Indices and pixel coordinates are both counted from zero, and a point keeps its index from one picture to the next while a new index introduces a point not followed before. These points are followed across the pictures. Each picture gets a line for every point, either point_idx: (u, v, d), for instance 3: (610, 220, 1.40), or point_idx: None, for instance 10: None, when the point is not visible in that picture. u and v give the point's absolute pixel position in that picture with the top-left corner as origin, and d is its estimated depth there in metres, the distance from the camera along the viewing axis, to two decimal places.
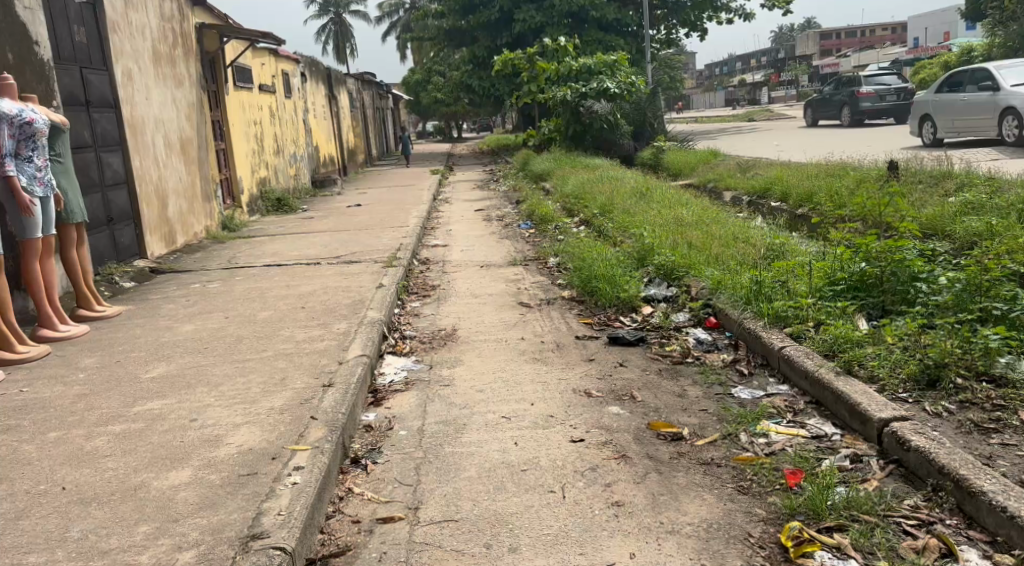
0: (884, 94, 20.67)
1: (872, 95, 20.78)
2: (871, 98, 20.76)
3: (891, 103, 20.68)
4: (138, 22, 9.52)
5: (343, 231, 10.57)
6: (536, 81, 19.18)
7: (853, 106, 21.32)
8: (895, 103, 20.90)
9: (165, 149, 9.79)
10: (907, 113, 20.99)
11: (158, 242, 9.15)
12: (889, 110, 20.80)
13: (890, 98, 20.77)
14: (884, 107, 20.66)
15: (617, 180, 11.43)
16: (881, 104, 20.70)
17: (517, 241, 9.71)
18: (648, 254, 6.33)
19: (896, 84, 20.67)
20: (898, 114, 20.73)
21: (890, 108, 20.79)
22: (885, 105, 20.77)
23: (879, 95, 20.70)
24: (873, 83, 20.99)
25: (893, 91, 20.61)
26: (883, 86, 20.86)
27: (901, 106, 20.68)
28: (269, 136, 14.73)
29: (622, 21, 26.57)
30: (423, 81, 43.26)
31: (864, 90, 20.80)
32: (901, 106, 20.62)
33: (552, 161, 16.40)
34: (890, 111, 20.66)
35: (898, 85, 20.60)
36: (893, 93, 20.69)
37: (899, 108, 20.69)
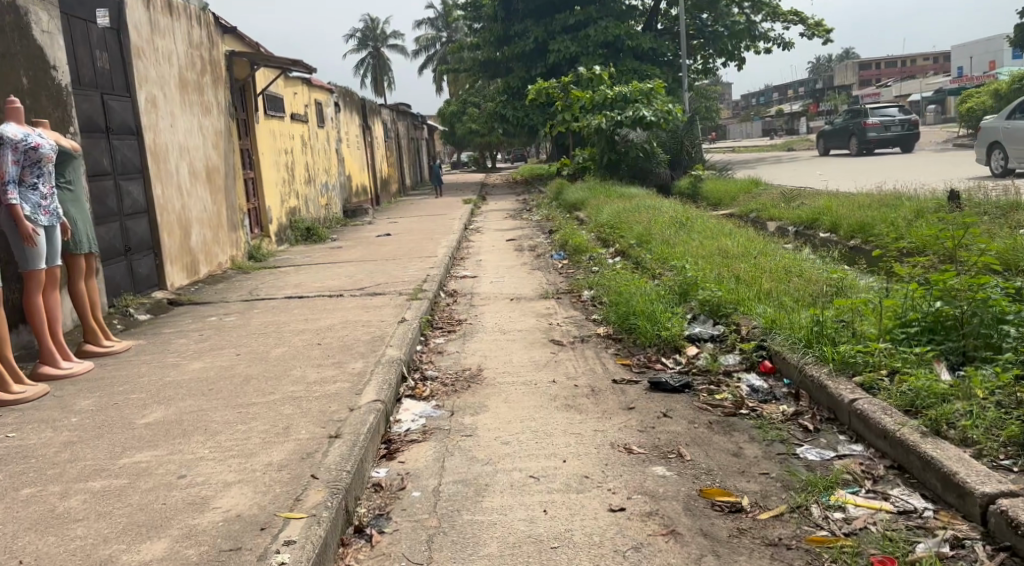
0: (889, 124, 21.49)
1: (877, 125, 21.64)
2: (877, 128, 21.60)
3: (897, 133, 21.47)
4: (165, 49, 9.29)
5: (370, 262, 10.22)
6: (571, 109, 18.88)
7: (860, 137, 22.20)
8: (900, 132, 21.65)
9: (190, 178, 9.52)
10: (912, 141, 21.77)
11: (180, 273, 8.84)
12: (895, 140, 21.59)
13: (895, 128, 21.54)
14: (889, 136, 21.40)
15: (655, 209, 10.99)
16: (886, 133, 21.52)
17: (550, 273, 9.29)
18: (692, 289, 5.87)
19: (900, 115, 21.49)
20: (903, 143, 21.51)
21: (896, 138, 21.60)
22: (890, 135, 21.56)
23: (884, 125, 21.53)
24: (880, 114, 21.84)
25: (898, 121, 21.41)
26: (889, 116, 21.64)
27: (906, 135, 21.46)
28: (299, 166, 14.50)
29: (658, 51, 26.24)
30: (458, 113, 43.33)
31: (870, 121, 21.63)
32: (906, 135, 21.39)
33: (586, 189, 16.03)
34: (896, 141, 21.43)
35: (903, 116, 21.39)
36: (898, 123, 21.48)
37: (904, 137, 21.47)
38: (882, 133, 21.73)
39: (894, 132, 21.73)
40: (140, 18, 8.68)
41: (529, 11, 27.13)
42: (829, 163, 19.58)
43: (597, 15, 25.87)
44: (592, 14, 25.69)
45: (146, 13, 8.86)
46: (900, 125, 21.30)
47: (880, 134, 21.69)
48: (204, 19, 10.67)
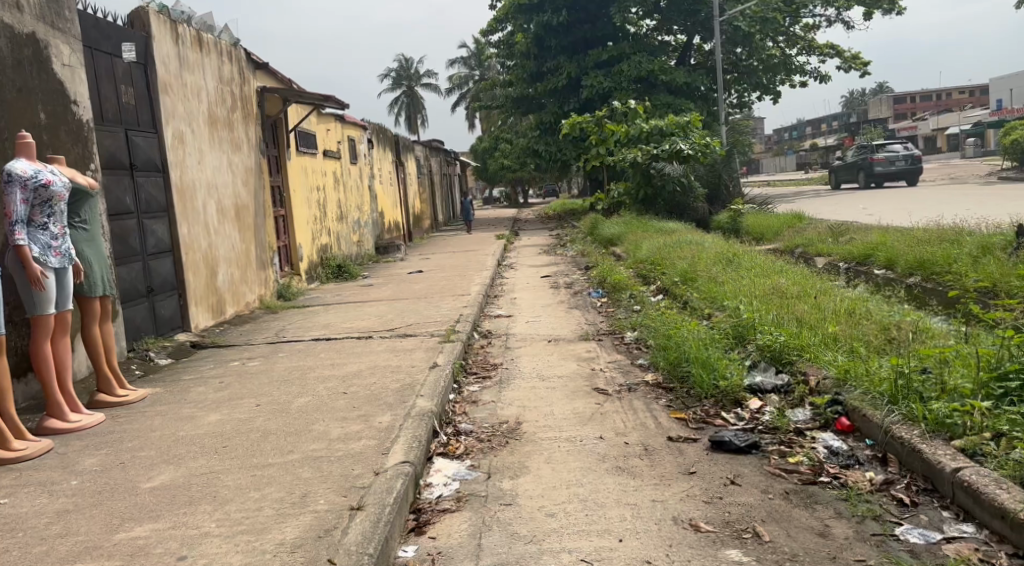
0: (895, 159, 22.28)
1: (884, 160, 22.43)
2: (883, 163, 22.40)
3: (902, 167, 22.24)
4: (194, 85, 9.04)
5: (401, 301, 9.85)
6: (605, 142, 18.53)
7: (868, 171, 23.02)
8: (906, 167, 22.36)
9: (218, 216, 9.25)
10: (918, 176, 22.43)
11: (205, 313, 8.53)
12: (901, 174, 22.35)
13: (900, 163, 22.30)
14: (894, 170, 22.19)
15: (696, 244, 10.53)
16: (892, 168, 22.30)
17: (589, 312, 8.85)
18: (748, 333, 5.44)
19: (905, 150, 22.28)
20: (909, 176, 22.25)
21: (901, 172, 22.30)
22: (897, 169, 22.34)
23: (890, 160, 22.35)
24: (886, 149, 22.66)
25: (903, 156, 22.15)
26: (895, 152, 22.42)
27: (910, 169, 22.18)
28: (331, 202, 14.25)
29: (693, 85, 25.88)
30: (490, 149, 43.28)
31: (876, 156, 22.47)
32: (911, 169, 22.15)
33: (622, 224, 15.62)
34: (902, 175, 22.20)
35: (907, 151, 22.14)
36: (903, 158, 22.23)
37: (909, 171, 22.22)
38: (888, 167, 22.47)
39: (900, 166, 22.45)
40: (169, 53, 8.44)
41: (562, 47, 27.00)
42: (873, 196, 18.99)
43: (630, 50, 25.65)
44: (625, 49, 25.47)
45: (176, 48, 8.62)
46: (905, 160, 22.08)
47: (887, 169, 22.48)
48: (236, 54, 10.45)
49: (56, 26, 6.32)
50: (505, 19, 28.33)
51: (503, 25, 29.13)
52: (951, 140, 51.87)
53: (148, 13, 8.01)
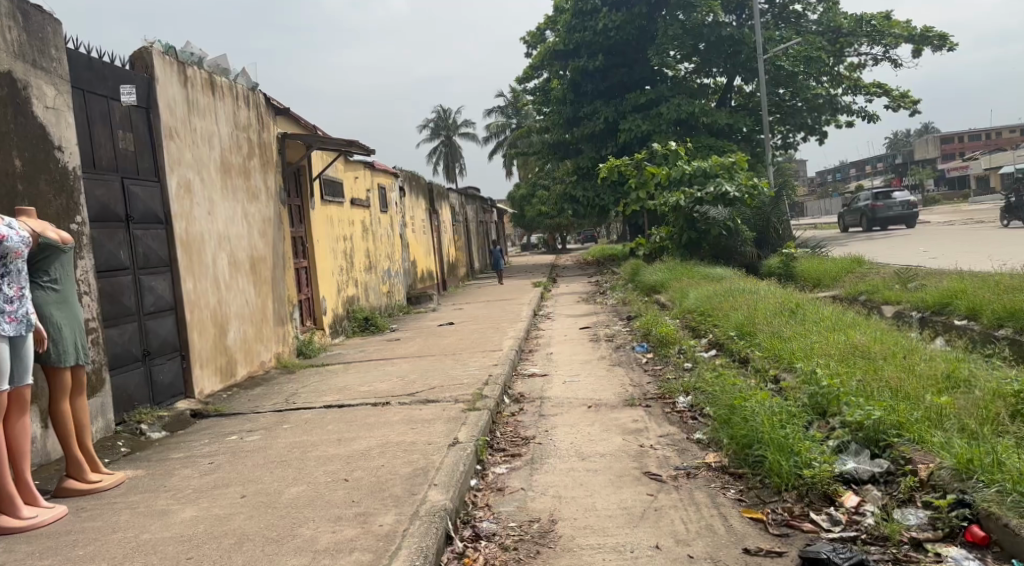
0: (892, 205, 25.03)
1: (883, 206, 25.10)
2: (883, 209, 25.12)
3: (899, 212, 24.98)
4: (207, 130, 8.37)
5: (426, 358, 9.03)
6: (645, 186, 17.68)
7: (871, 216, 25.62)
8: (903, 212, 25.00)
9: (231, 269, 8.55)
10: (914, 218, 25.05)
11: (212, 376, 7.81)
12: (898, 218, 25.09)
13: (897, 208, 24.98)
14: (892, 215, 24.89)
15: (751, 292, 9.63)
16: (889, 213, 25.05)
17: (633, 369, 7.96)
18: (831, 406, 4.64)
19: (902, 197, 24.91)
20: (907, 220, 24.85)
21: (899, 216, 24.94)
22: (895, 214, 24.99)
23: (887, 206, 25.14)
24: (884, 196, 25.43)
25: (899, 203, 24.83)
26: (893, 199, 25.06)
27: (907, 214, 24.80)
28: (359, 252, 13.55)
29: (734, 126, 25.03)
30: (527, 196, 42.77)
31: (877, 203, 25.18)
32: (908, 214, 24.78)
33: (664, 270, 14.79)
34: (899, 219, 24.90)
35: (903, 198, 24.76)
36: (900, 204, 24.85)
37: (906, 215, 24.96)
38: (888, 212, 25.12)
39: (898, 211, 25.07)
40: (178, 96, 7.80)
41: (599, 92, 26.46)
42: (932, 238, 17.96)
43: (669, 93, 24.96)
44: (664, 92, 24.81)
45: (185, 92, 7.97)
46: (900, 206, 24.83)
47: (886, 214, 25.20)
48: (255, 99, 9.81)
49: (39, 65, 5.71)
50: (541, 66, 27.93)
51: (539, 72, 28.74)
52: (1004, 181, 50.14)
53: (152, 53, 7.35)
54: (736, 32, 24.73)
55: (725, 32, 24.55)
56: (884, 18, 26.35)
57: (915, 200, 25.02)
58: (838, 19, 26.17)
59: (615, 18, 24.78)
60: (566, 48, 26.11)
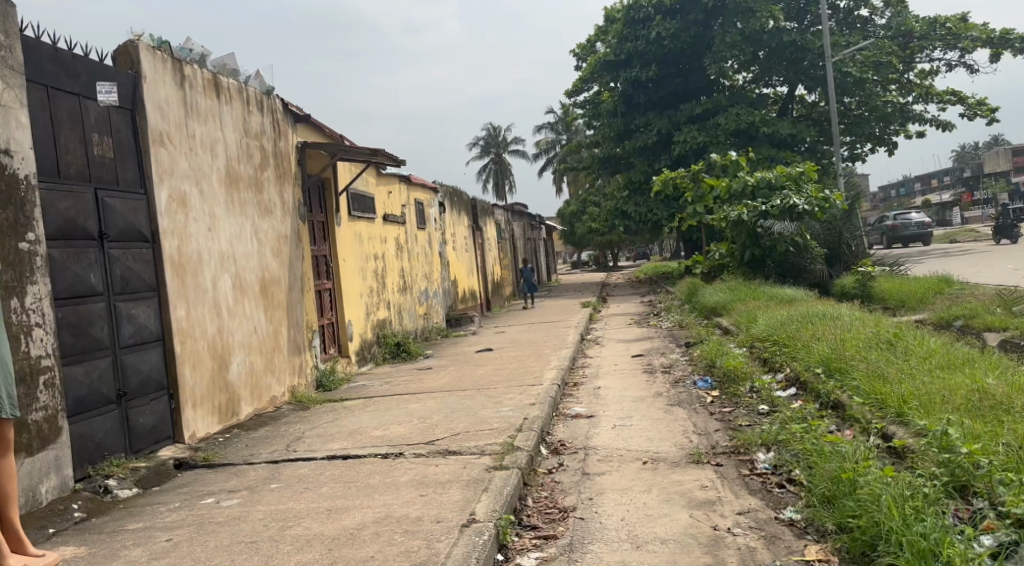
0: (909, 224, 25.93)
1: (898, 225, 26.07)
2: (901, 228, 25.94)
3: (915, 231, 25.85)
4: (210, 137, 7.40)
5: (456, 394, 7.92)
6: (703, 200, 16.28)
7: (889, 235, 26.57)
8: (918, 231, 25.97)
9: (236, 293, 7.55)
10: (928, 237, 26.06)
11: (209, 417, 6.82)
12: (915, 237, 26.00)
13: (912, 227, 25.93)
14: (907, 233, 25.87)
15: (833, 317, 8.36)
16: (907, 232, 25.87)
17: (696, 412, 6.73)
18: (977, 484, 3.53)
19: (917, 218, 25.87)
20: (922, 239, 25.82)
21: (914, 235, 25.91)
22: (910, 233, 25.95)
23: (904, 225, 25.99)
24: (903, 216, 26.25)
25: (914, 222, 25.81)
26: (908, 219, 26.04)
27: (921, 233, 25.79)
28: (393, 273, 12.50)
29: (798, 137, 23.56)
30: (576, 212, 41.63)
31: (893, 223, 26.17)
32: (921, 233, 25.77)
33: (725, 290, 13.50)
34: (915, 239, 25.81)
35: (917, 218, 25.71)
36: (914, 224, 25.82)
37: (921, 235, 25.83)
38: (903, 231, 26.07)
39: (913, 230, 26.00)
40: (173, 98, 6.84)
41: (652, 103, 25.26)
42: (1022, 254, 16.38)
43: (727, 102, 23.68)
44: (722, 102, 23.54)
45: (183, 93, 7.02)
46: (916, 226, 25.70)
47: (905, 233, 26.01)
48: (272, 104, 8.82)
49: None
50: (591, 78, 26.85)
51: (589, 84, 27.67)
52: None
53: (139, 47, 6.42)
54: (799, 37, 23.31)
55: (788, 37, 23.15)
56: (958, 21, 24.82)
57: (929, 221, 25.93)
58: (909, 23, 24.57)
59: (669, 27, 23.58)
60: (617, 58, 25.01)
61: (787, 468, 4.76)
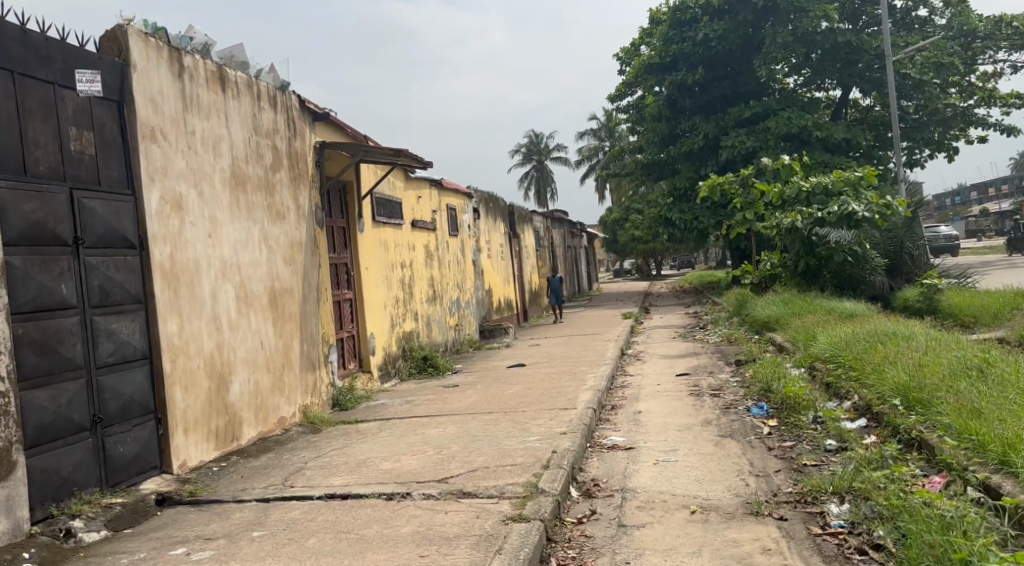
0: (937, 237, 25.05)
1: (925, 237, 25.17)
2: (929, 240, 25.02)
3: (944, 244, 24.94)
4: (212, 134, 6.72)
5: (479, 419, 7.17)
6: (753, 207, 15.26)
7: None
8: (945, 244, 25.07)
9: (240, 304, 6.88)
10: (954, 250, 25.15)
11: (203, 442, 6.16)
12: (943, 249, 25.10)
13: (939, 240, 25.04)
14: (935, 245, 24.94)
15: (908, 339, 7.48)
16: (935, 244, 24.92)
17: (751, 447, 5.93)
18: None
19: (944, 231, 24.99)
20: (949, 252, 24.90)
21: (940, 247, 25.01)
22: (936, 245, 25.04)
23: (932, 237, 25.07)
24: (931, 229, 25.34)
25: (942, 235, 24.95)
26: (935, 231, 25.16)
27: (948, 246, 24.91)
28: (421, 282, 11.78)
29: (853, 142, 22.44)
30: (619, 221, 40.65)
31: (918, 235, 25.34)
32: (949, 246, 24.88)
33: (780, 303, 12.57)
34: (943, 251, 24.90)
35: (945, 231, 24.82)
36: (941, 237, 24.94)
37: (950, 247, 24.91)
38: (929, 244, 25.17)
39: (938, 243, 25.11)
40: (169, 90, 6.18)
41: (698, 107, 24.31)
42: None
43: (778, 105, 22.65)
44: (771, 105, 22.56)
45: (182, 85, 6.36)
46: (945, 238, 24.84)
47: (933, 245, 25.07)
48: (288, 100, 8.12)
49: None
50: (636, 82, 25.99)
51: (632, 88, 26.80)
52: None
53: (128, 33, 5.77)
54: (854, 37, 22.17)
55: (843, 37, 22.07)
56: None
57: (955, 234, 25.04)
58: (972, 21, 23.40)
59: (717, 27, 22.64)
60: (662, 61, 24.13)
61: (871, 530, 3.98)
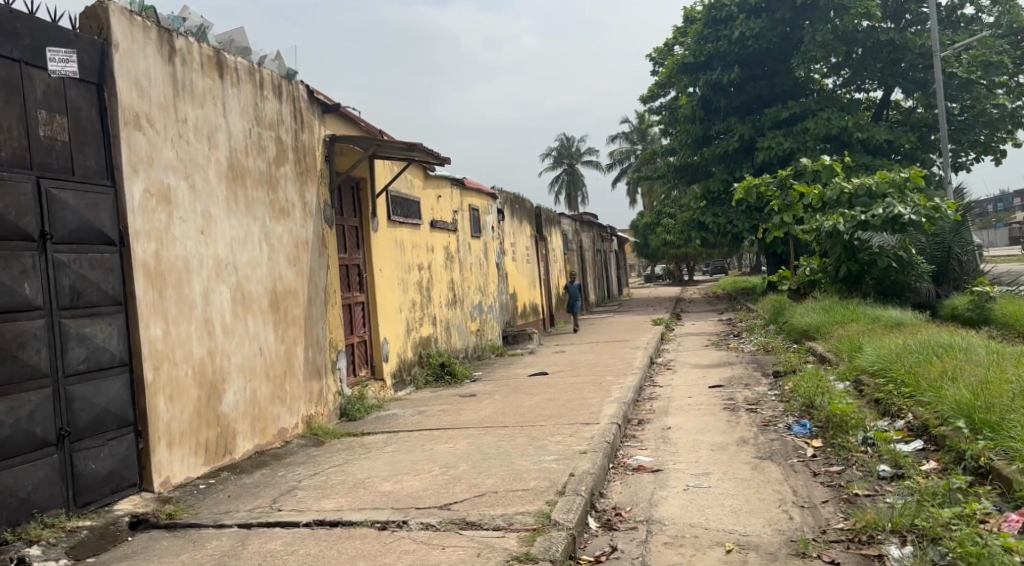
0: None
1: None
2: None
3: None
4: (207, 123, 6.23)
5: (492, 433, 6.62)
6: (791, 210, 14.55)
7: None
8: None
9: (237, 306, 6.37)
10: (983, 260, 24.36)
11: (191, 457, 5.65)
12: None
13: None
14: None
15: (968, 352, 6.79)
16: None
17: (795, 473, 5.36)
18: None
19: None
20: None
21: None
22: None
23: None
24: None
25: None
26: None
27: None
28: (440, 285, 11.25)
29: (895, 144, 21.58)
30: (651, 225, 39.83)
31: None
32: None
33: (820, 310, 11.87)
34: None
35: None
36: None
37: None
38: None
39: None
40: (157, 74, 5.70)
41: (733, 108, 23.59)
42: None
43: (817, 106, 21.85)
44: (810, 105, 21.77)
45: (173, 70, 5.87)
46: None
47: None
48: (295, 89, 7.61)
49: None
50: (669, 82, 25.30)
51: (665, 89, 26.13)
52: None
53: (109, 10, 5.30)
54: (897, 36, 21.38)
55: (885, 35, 21.30)
56: None
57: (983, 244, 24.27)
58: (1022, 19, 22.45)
59: (754, 25, 21.91)
60: (696, 60, 23.45)
61: None
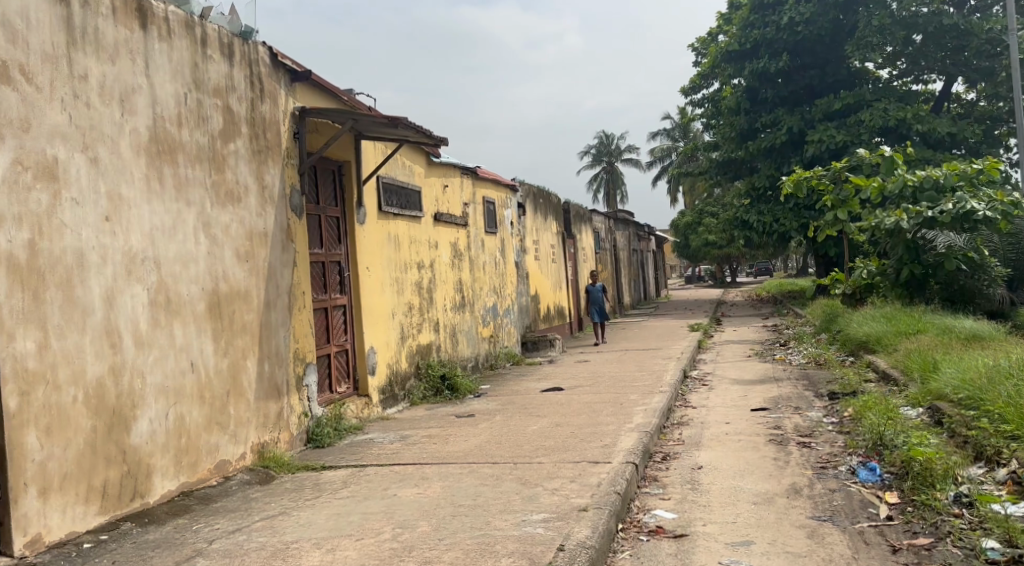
0: None
1: None
2: None
3: None
4: (121, 81, 4.97)
5: (476, 474, 5.28)
6: (846, 205, 12.84)
7: None
8: None
9: (157, 312, 5.10)
10: None
11: (79, 505, 4.40)
12: None
13: None
14: None
15: None
16: None
17: (867, 548, 3.95)
18: None
19: None
20: None
21: None
22: None
23: None
24: None
25: None
26: None
27: None
28: (444, 286, 9.92)
29: (959, 137, 19.78)
30: (692, 225, 38.14)
31: None
32: None
33: (879, 318, 10.33)
34: None
35: None
36: None
37: None
38: None
39: None
40: (42, 15, 4.45)
41: (780, 100, 21.89)
42: None
43: (872, 96, 20.16)
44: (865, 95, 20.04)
45: (67, 12, 4.61)
46: None
47: None
48: (253, 51, 6.32)
49: None
50: (712, 72, 23.68)
51: (707, 80, 24.52)
52: None
53: None
54: (962, 20, 19.52)
55: (949, 20, 19.48)
56: None
57: None
58: None
59: (804, 10, 20.22)
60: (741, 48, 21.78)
61: None
